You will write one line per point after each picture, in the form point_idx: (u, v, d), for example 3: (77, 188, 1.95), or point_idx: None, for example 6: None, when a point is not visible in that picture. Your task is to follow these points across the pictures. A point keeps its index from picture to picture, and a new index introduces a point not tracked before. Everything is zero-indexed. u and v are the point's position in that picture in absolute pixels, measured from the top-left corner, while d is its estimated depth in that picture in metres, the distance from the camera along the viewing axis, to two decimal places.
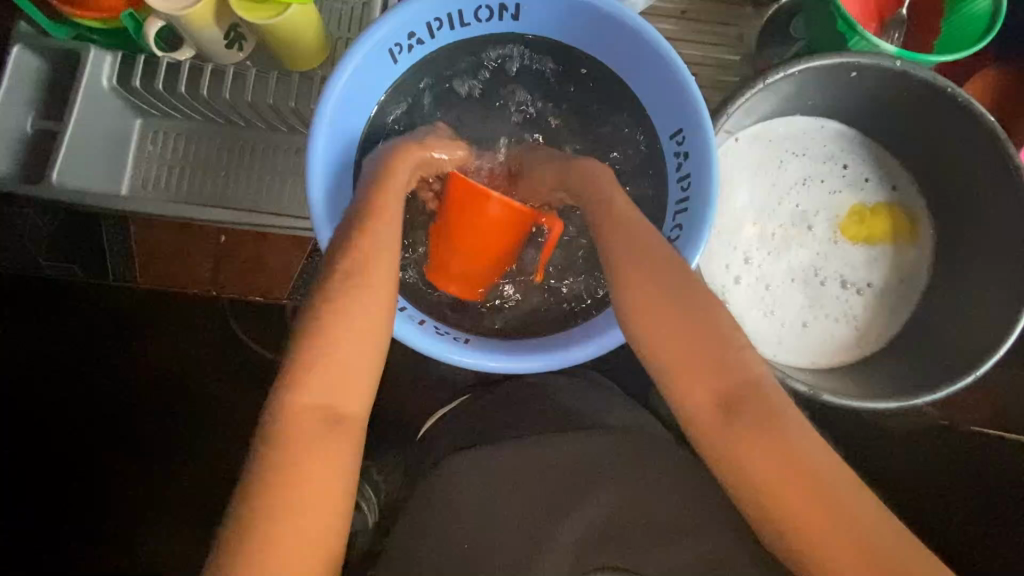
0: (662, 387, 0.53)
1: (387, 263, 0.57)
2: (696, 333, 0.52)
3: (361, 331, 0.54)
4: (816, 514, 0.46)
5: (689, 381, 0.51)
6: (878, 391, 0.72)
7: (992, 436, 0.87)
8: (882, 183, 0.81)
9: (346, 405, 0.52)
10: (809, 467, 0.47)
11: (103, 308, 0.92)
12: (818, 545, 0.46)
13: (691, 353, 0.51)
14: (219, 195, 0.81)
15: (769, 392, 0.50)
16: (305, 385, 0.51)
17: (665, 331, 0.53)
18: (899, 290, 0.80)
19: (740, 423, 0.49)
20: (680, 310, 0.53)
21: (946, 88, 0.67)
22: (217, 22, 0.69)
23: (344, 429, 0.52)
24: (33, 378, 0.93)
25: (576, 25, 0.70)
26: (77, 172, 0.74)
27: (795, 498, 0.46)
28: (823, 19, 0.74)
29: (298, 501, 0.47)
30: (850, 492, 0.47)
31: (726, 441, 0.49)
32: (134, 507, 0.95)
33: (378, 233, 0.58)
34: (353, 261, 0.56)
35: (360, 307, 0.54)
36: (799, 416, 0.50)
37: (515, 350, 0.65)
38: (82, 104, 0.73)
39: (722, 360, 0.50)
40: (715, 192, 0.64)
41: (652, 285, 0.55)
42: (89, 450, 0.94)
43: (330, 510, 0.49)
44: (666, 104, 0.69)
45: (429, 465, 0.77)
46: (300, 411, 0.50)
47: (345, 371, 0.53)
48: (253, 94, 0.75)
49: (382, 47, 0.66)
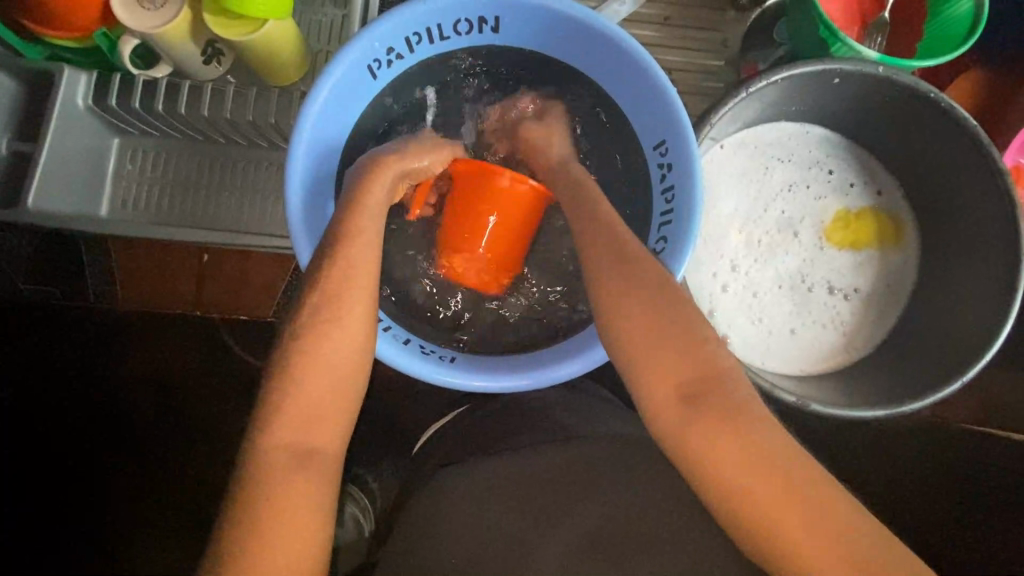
0: (636, 390, 0.53)
1: (367, 286, 0.57)
2: (669, 339, 0.52)
3: (341, 355, 0.55)
4: (793, 515, 0.46)
5: (660, 383, 0.51)
6: (866, 398, 0.72)
7: (982, 432, 0.88)
8: (867, 188, 0.81)
9: (325, 427, 0.54)
10: (785, 472, 0.47)
11: (84, 326, 0.90)
12: (797, 545, 0.45)
13: (666, 356, 0.52)
14: (201, 217, 0.79)
15: (741, 395, 0.50)
16: (283, 407, 0.53)
17: (641, 335, 0.54)
18: (884, 296, 0.81)
19: (714, 424, 0.49)
20: (658, 312, 0.54)
21: (928, 93, 0.67)
22: (193, 38, 0.68)
23: (323, 454, 0.53)
24: (31, 380, 0.92)
25: (557, 37, 0.69)
26: (53, 194, 0.72)
27: (772, 501, 0.46)
28: (804, 26, 0.73)
29: (276, 530, 0.49)
30: (825, 492, 0.47)
31: (705, 446, 0.49)
32: (134, 508, 0.94)
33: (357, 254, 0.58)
34: (332, 282, 0.56)
35: (339, 332, 0.55)
36: (770, 420, 0.50)
37: (501, 369, 0.65)
38: (57, 126, 0.71)
39: (698, 363, 0.51)
40: (699, 205, 0.64)
41: (631, 294, 0.56)
42: (88, 451, 0.94)
43: (309, 537, 0.50)
44: (649, 116, 0.68)
45: (418, 476, 0.75)
46: (277, 436, 0.52)
47: (323, 394, 0.54)
48: (232, 109, 0.73)
49: (360, 64, 0.65)
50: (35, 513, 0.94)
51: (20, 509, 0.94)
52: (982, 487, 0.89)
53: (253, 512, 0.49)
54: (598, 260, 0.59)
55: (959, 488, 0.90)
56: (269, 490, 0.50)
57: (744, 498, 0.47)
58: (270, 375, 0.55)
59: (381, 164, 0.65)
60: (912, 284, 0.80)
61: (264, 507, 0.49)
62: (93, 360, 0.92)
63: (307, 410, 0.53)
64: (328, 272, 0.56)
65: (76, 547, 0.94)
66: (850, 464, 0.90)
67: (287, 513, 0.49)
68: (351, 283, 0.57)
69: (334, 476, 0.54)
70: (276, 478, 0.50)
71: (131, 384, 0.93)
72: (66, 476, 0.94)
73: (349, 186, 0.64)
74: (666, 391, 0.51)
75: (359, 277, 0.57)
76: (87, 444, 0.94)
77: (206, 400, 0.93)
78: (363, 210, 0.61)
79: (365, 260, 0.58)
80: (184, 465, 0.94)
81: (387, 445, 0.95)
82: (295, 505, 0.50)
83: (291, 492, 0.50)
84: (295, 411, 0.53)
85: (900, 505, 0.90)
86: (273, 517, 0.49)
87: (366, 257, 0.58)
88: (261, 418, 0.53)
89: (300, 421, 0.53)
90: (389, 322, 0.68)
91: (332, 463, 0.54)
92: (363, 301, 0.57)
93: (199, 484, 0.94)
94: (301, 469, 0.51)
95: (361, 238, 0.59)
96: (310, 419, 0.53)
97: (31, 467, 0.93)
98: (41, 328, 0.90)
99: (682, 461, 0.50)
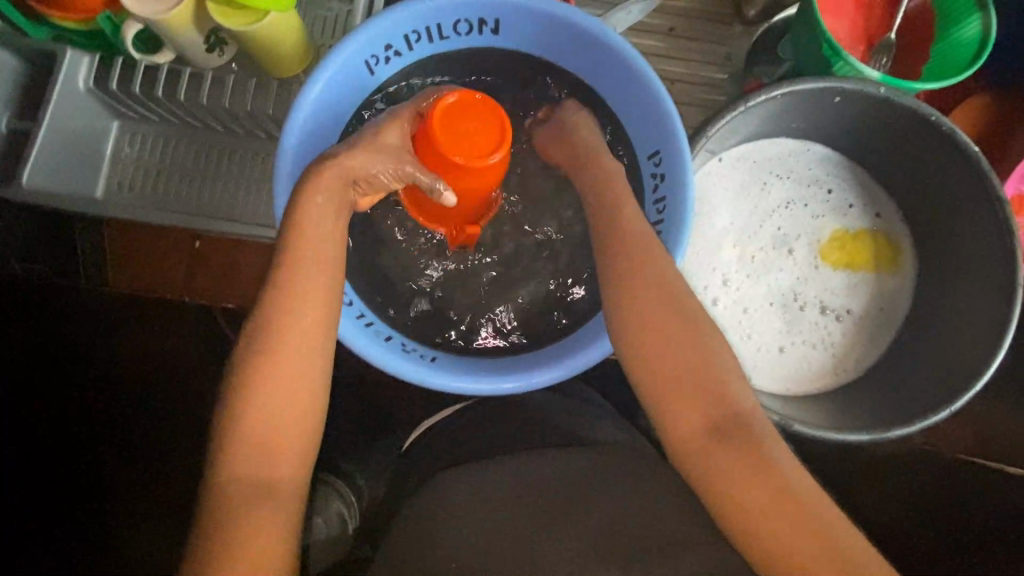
0: (655, 414, 0.57)
1: (333, 274, 0.57)
2: (692, 380, 0.55)
3: (308, 348, 0.55)
4: (793, 526, 0.50)
5: (687, 420, 0.55)
6: (855, 422, 0.70)
7: (975, 462, 0.86)
8: (866, 210, 0.80)
9: (286, 439, 0.54)
10: (785, 487, 0.52)
11: (75, 308, 0.91)
12: (793, 554, 0.50)
13: (685, 386, 0.55)
14: (196, 203, 0.80)
15: (753, 420, 0.55)
16: (243, 417, 0.53)
17: (660, 358, 0.56)
18: (877, 321, 0.80)
19: (728, 446, 0.53)
20: (680, 341, 0.56)
21: (928, 115, 0.66)
22: (198, 27, 0.68)
23: (283, 463, 0.53)
24: (34, 377, 0.93)
25: (556, 42, 0.69)
26: (50, 174, 0.73)
27: (776, 515, 0.51)
28: (807, 43, 0.73)
29: (250, 515, 0.50)
30: (820, 506, 0.52)
31: (725, 479, 0.53)
32: (129, 504, 0.94)
33: (324, 240, 0.57)
34: (301, 268, 0.55)
35: (294, 340, 0.54)
36: (776, 440, 0.55)
37: (481, 371, 0.64)
38: (55, 105, 0.72)
39: (715, 391, 0.55)
40: (689, 216, 0.63)
41: (649, 320, 0.57)
42: (79, 444, 0.94)
43: (286, 523, 0.51)
44: (644, 126, 0.68)
45: (408, 478, 0.74)
46: (249, 427, 0.53)
47: (283, 403, 0.54)
48: (231, 99, 0.76)
49: (358, 59, 0.65)
50: (34, 514, 0.94)
51: (20, 509, 0.94)
52: (976, 516, 0.88)
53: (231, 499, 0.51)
54: (613, 270, 0.60)
55: (952, 518, 0.88)
56: (234, 502, 0.51)
57: (757, 522, 0.51)
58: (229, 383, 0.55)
59: (321, 162, 0.59)
60: (906, 311, 0.79)
61: (234, 503, 0.50)
62: (80, 344, 0.92)
63: (266, 420, 0.53)
64: (278, 275, 0.55)
65: (74, 548, 0.94)
66: (842, 488, 0.88)
67: (259, 516, 0.50)
68: (305, 287, 0.55)
69: (300, 482, 0.54)
70: (242, 490, 0.51)
71: (122, 369, 0.93)
72: (65, 475, 0.94)
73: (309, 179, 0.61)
74: (695, 428, 0.55)
75: (312, 279, 0.55)
76: (87, 438, 0.94)
77: (193, 391, 0.93)
78: (309, 214, 0.57)
79: (321, 262, 0.56)
80: (180, 461, 0.93)
81: (373, 445, 0.93)
82: (263, 516, 0.50)
83: (255, 502, 0.51)
84: (256, 421, 0.53)
85: (890, 530, 0.88)
86: (253, 506, 0.50)
87: (322, 256, 0.56)
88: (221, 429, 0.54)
89: (272, 417, 0.53)
90: (371, 318, 0.68)
91: (296, 470, 0.54)
92: (318, 306, 0.55)
93: (194, 484, 0.93)
94: (262, 480, 0.52)
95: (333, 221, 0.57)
96: (283, 415, 0.54)
97: (32, 466, 0.94)
98: (33, 310, 0.91)
99: (698, 477, 0.54)
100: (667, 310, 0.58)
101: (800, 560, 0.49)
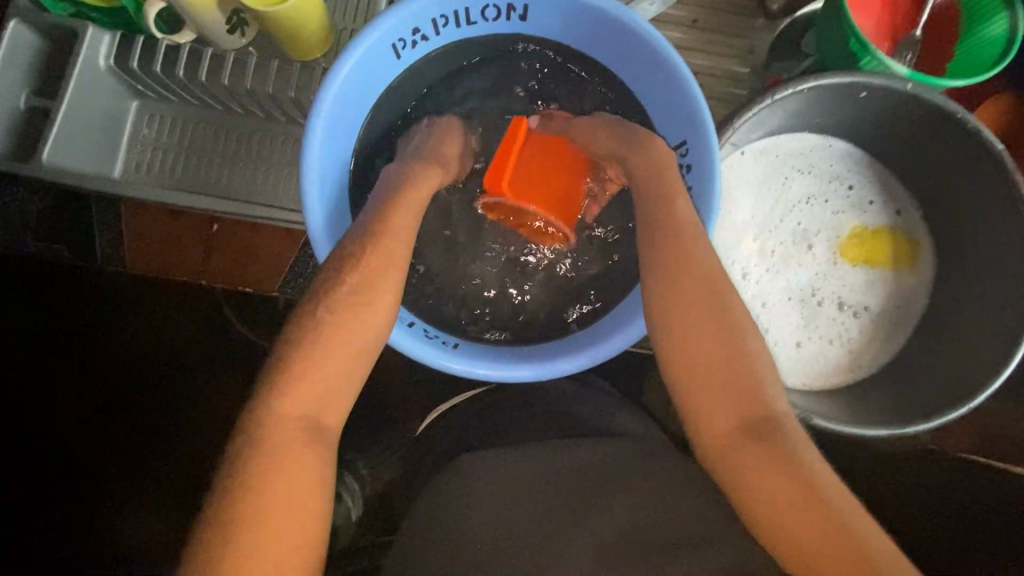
0: (682, 407, 0.57)
1: (396, 271, 0.58)
2: (720, 373, 0.55)
3: (358, 338, 0.56)
4: (813, 528, 0.48)
5: (716, 414, 0.55)
6: (870, 416, 0.70)
7: (979, 463, 0.88)
8: (887, 207, 0.80)
9: (319, 437, 0.53)
10: (813, 487, 0.50)
11: (86, 291, 0.90)
12: (818, 558, 0.47)
13: (714, 380, 0.55)
14: (214, 185, 0.79)
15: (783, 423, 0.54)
16: (275, 403, 0.52)
17: (690, 354, 0.56)
18: (893, 319, 0.80)
19: (753, 443, 0.53)
20: (709, 336, 0.56)
21: (956, 113, 0.66)
22: (220, 7, 0.66)
23: (323, 432, 0.54)
24: (39, 357, 0.92)
25: (584, 29, 0.68)
26: (68, 152, 0.73)
27: (797, 513, 0.49)
28: (834, 37, 0.72)
29: (266, 506, 0.48)
30: (850, 511, 0.49)
31: (749, 474, 0.52)
32: (129, 494, 0.93)
33: (398, 234, 0.59)
34: (360, 259, 0.57)
35: (358, 327, 0.56)
36: (805, 444, 0.54)
37: (505, 359, 0.64)
38: (76, 82, 0.71)
39: (742, 387, 0.55)
40: (717, 206, 0.62)
41: (682, 311, 0.57)
42: (83, 430, 0.93)
43: (305, 514, 0.50)
44: (672, 116, 0.67)
45: (424, 467, 0.74)
46: (275, 414, 0.52)
47: (335, 372, 0.55)
48: (252, 81, 0.73)
49: (385, 41, 0.65)
50: (38, 507, 0.93)
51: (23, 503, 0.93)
52: (985, 517, 0.88)
53: (248, 491, 0.48)
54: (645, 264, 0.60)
55: (958, 519, 0.88)
56: (242, 492, 0.48)
57: (777, 517, 0.50)
58: (269, 365, 0.54)
59: (421, 170, 0.65)
60: (922, 310, 0.80)
61: (260, 489, 0.48)
62: (92, 327, 0.92)
63: (314, 387, 0.54)
64: (326, 265, 0.56)
65: (77, 541, 0.93)
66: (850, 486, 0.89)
67: (277, 508, 0.48)
68: (373, 283, 0.57)
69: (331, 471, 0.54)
70: (265, 478, 0.49)
71: (133, 352, 0.93)
72: (69, 466, 0.93)
73: (384, 184, 0.64)
74: (722, 424, 0.54)
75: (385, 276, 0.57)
76: (96, 427, 0.93)
77: (203, 376, 0.92)
78: (392, 219, 0.60)
79: (394, 264, 0.58)
80: (184, 451, 0.93)
81: (379, 435, 0.92)
82: (277, 507, 0.49)
83: (268, 493, 0.49)
84: (283, 415, 0.52)
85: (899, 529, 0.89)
86: (270, 500, 0.49)
87: (393, 256, 0.58)
88: (251, 414, 0.52)
89: (302, 409, 0.53)
90: None
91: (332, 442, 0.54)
92: (379, 297, 0.57)
93: (199, 475, 0.92)
94: (296, 466, 0.50)
95: (398, 230, 0.59)
96: (314, 407, 0.53)
97: (37, 456, 0.93)
98: (44, 290, 0.90)
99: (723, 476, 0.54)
100: (697, 297, 0.57)
101: (823, 560, 0.47)
